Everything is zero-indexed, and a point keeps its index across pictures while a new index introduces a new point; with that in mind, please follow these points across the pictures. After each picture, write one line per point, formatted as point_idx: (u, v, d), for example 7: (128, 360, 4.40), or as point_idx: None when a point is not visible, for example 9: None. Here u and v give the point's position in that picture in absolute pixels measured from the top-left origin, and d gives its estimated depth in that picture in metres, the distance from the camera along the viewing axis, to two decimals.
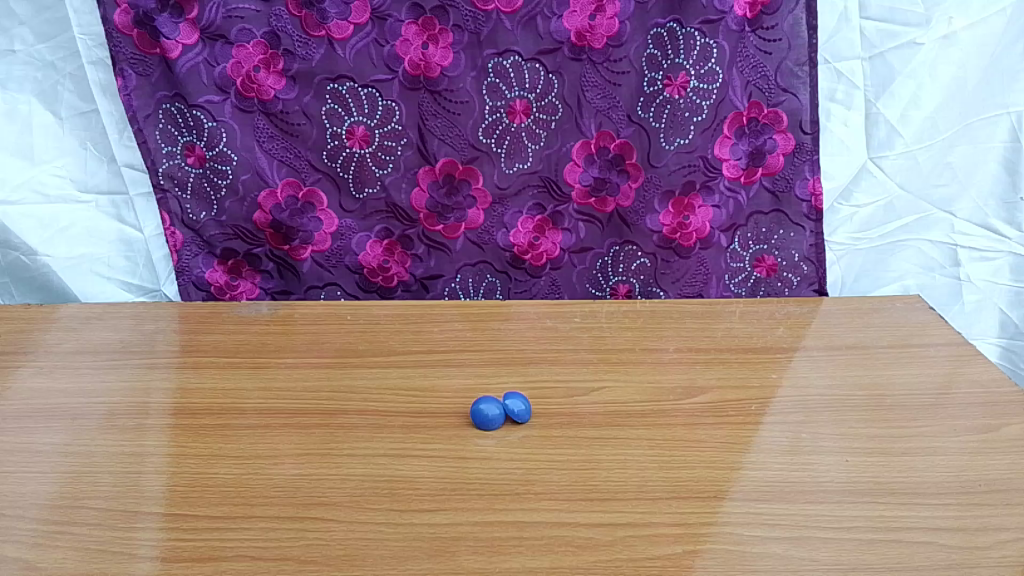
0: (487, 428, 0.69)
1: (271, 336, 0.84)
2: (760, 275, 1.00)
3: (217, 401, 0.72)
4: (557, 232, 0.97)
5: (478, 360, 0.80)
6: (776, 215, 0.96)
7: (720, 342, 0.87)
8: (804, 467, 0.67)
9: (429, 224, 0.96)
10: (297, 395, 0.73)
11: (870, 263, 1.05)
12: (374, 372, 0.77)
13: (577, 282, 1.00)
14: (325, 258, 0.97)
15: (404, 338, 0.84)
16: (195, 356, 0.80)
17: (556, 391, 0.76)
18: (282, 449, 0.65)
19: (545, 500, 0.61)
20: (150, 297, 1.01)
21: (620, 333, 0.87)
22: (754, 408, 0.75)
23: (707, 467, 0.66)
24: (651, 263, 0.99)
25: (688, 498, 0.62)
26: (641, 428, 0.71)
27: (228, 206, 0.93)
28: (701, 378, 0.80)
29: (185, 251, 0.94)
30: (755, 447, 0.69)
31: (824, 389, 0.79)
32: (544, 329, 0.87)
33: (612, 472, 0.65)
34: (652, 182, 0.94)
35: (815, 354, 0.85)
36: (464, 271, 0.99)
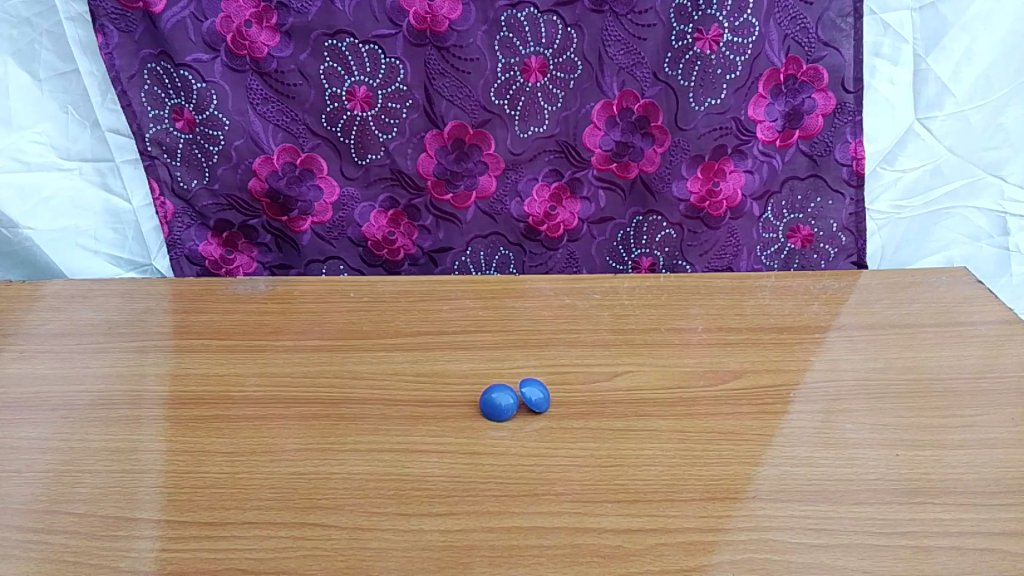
0: (499, 419, 0.63)
1: (269, 315, 0.78)
2: (794, 246, 0.93)
3: (208, 389, 0.67)
4: (576, 201, 0.90)
5: (491, 342, 0.74)
6: (814, 180, 0.89)
7: (752, 320, 0.80)
8: (849, 462, 0.61)
9: (437, 193, 0.89)
10: (296, 382, 0.67)
11: (912, 233, 0.97)
12: (378, 356, 0.71)
13: (596, 255, 0.94)
14: (327, 229, 0.90)
15: (411, 318, 0.78)
16: (187, 339, 0.74)
17: (577, 377, 0.70)
18: (280, 443, 0.60)
19: (567, 503, 0.55)
20: (141, 272, 0.95)
21: (643, 311, 0.81)
22: (791, 395, 0.69)
23: (742, 464, 0.60)
24: (677, 234, 0.92)
25: (722, 500, 0.56)
26: (669, 418, 0.65)
27: (221, 174, 0.86)
28: (732, 360, 0.73)
29: (176, 222, 0.88)
30: (795, 440, 0.63)
31: (866, 372, 0.73)
32: (562, 307, 0.81)
33: (639, 469, 0.59)
34: (680, 146, 0.87)
35: (854, 333, 0.79)
36: (475, 244, 0.93)
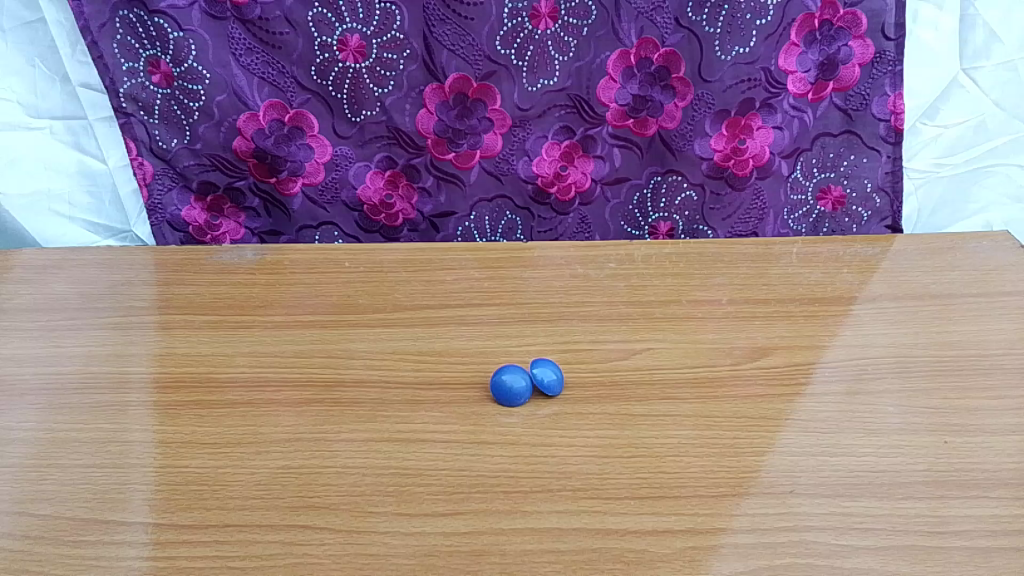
0: (511, 404, 0.58)
1: (257, 287, 0.72)
2: (824, 209, 0.87)
3: (191, 371, 0.61)
4: (589, 161, 0.84)
5: (499, 316, 0.68)
6: (847, 137, 0.82)
7: (780, 291, 0.74)
8: (892, 450, 0.56)
9: (439, 152, 0.82)
10: (286, 363, 0.62)
11: (951, 194, 0.90)
12: (375, 333, 0.65)
13: (610, 220, 0.87)
14: (319, 192, 0.83)
15: (412, 289, 0.72)
16: (170, 315, 0.68)
17: (592, 356, 0.64)
18: (268, 433, 0.54)
19: (585, 500, 0.50)
20: (120, 239, 0.88)
21: (662, 281, 0.75)
22: (827, 375, 0.63)
23: (776, 454, 0.55)
24: (698, 196, 0.86)
25: (755, 495, 0.51)
26: (693, 402, 0.59)
27: (202, 133, 0.79)
28: (760, 336, 0.67)
29: (156, 185, 0.81)
30: (834, 427, 0.57)
31: (907, 347, 0.67)
32: (574, 277, 0.75)
33: (663, 461, 0.53)
34: (703, 100, 0.80)
35: (891, 304, 0.73)
36: (479, 208, 0.86)
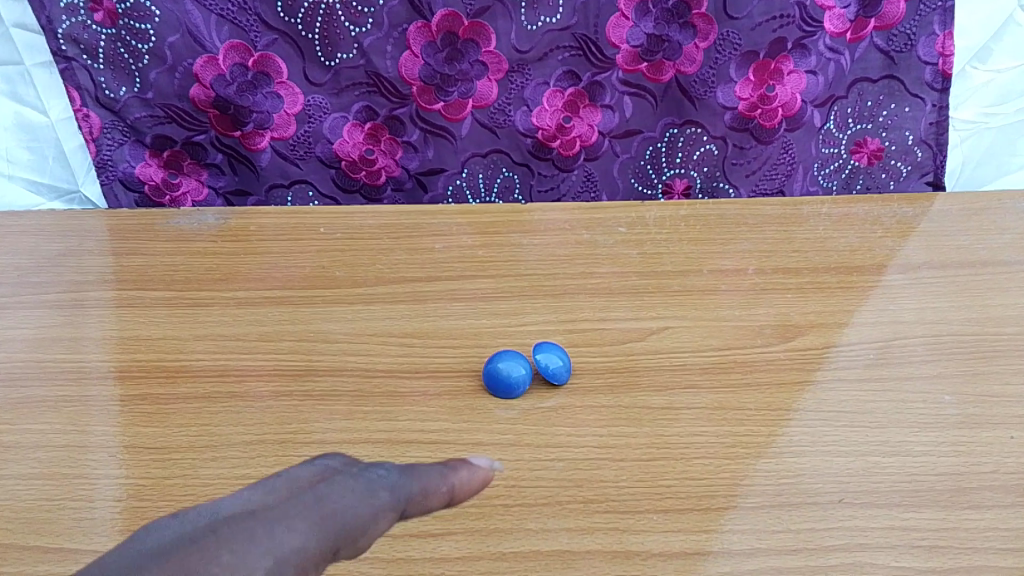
0: (509, 396, 0.50)
1: (220, 257, 0.63)
2: (859, 163, 0.79)
3: (139, 360, 0.53)
4: (596, 111, 0.74)
5: (495, 291, 0.60)
6: (888, 83, 0.74)
7: (812, 258, 0.66)
8: (953, 448, 0.48)
9: (426, 102, 0.73)
10: (249, 348, 0.53)
11: (998, 147, 0.81)
12: (353, 310, 0.57)
13: (619, 177, 0.78)
14: (290, 147, 0.74)
15: (396, 259, 0.63)
16: (119, 291, 0.60)
17: (602, 337, 0.56)
18: (226, 435, 0.46)
19: (599, 515, 0.42)
20: (67, 202, 0.78)
21: (678, 248, 0.66)
22: (870, 356, 0.55)
23: (820, 455, 0.47)
24: (719, 150, 0.77)
25: (798, 506, 0.43)
26: (720, 391, 0.51)
27: (154, 79, 0.69)
28: (792, 311, 0.59)
29: (105, 139, 0.72)
30: (882, 419, 0.50)
31: (959, 323, 0.59)
32: (579, 243, 0.66)
33: (688, 464, 0.46)
34: (729, 40, 0.71)
35: (937, 272, 0.64)
36: (472, 164, 0.77)
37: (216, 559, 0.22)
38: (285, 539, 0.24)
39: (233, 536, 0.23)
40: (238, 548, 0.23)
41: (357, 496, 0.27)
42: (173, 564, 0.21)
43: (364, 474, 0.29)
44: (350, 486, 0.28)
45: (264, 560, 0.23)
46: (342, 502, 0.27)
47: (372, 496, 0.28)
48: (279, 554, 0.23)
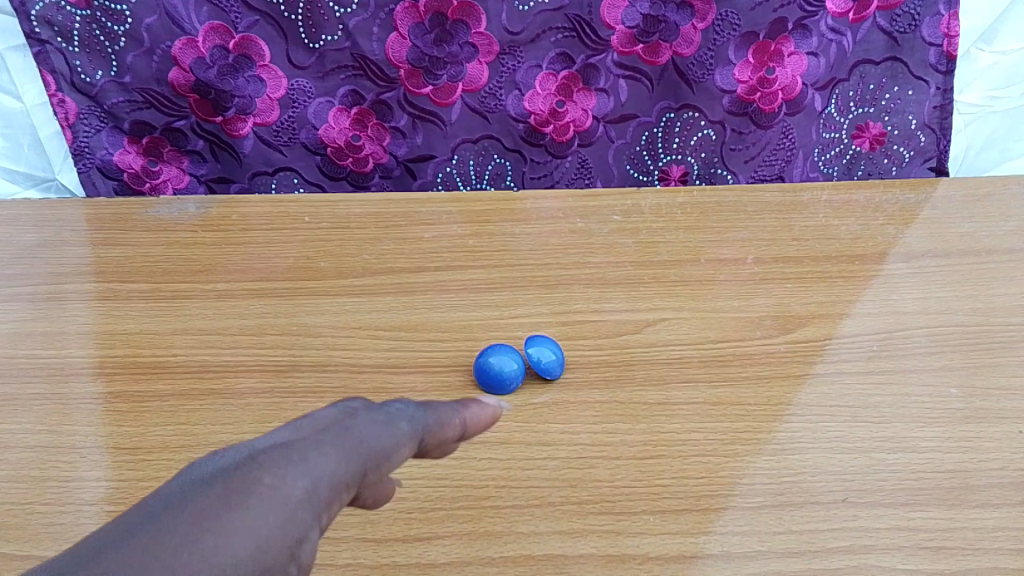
0: (500, 391, 0.48)
1: (200, 247, 0.61)
2: (860, 148, 0.77)
3: (115, 356, 0.51)
4: (589, 95, 0.72)
5: (486, 282, 0.58)
6: (891, 65, 0.72)
7: (813, 245, 0.64)
8: (961, 444, 0.46)
9: (414, 85, 0.71)
10: (229, 343, 0.51)
11: (1004, 131, 0.79)
12: (339, 303, 0.55)
13: (614, 164, 0.76)
14: (274, 133, 0.71)
15: (384, 249, 0.61)
16: (94, 283, 0.58)
17: (597, 330, 0.54)
18: (203, 434, 0.44)
19: (593, 517, 0.40)
20: (42, 189, 0.76)
21: (675, 236, 0.64)
22: (875, 348, 0.53)
23: (824, 452, 0.45)
24: (717, 135, 0.75)
25: (801, 506, 0.42)
26: (719, 386, 0.49)
27: (131, 63, 0.66)
28: (793, 302, 0.57)
29: (81, 125, 0.69)
30: (887, 414, 0.48)
31: (965, 313, 0.57)
32: (573, 232, 0.64)
33: (686, 462, 0.44)
34: (727, 21, 0.69)
35: (942, 260, 0.62)
36: (462, 150, 0.74)
37: (256, 481, 0.22)
38: (319, 461, 0.23)
39: (266, 462, 0.23)
40: (276, 470, 0.22)
41: (380, 425, 0.27)
42: (214, 491, 0.21)
43: (384, 406, 0.28)
44: (374, 416, 0.27)
45: (302, 479, 0.22)
46: (367, 430, 0.26)
47: (394, 427, 0.27)
48: (316, 475, 0.23)
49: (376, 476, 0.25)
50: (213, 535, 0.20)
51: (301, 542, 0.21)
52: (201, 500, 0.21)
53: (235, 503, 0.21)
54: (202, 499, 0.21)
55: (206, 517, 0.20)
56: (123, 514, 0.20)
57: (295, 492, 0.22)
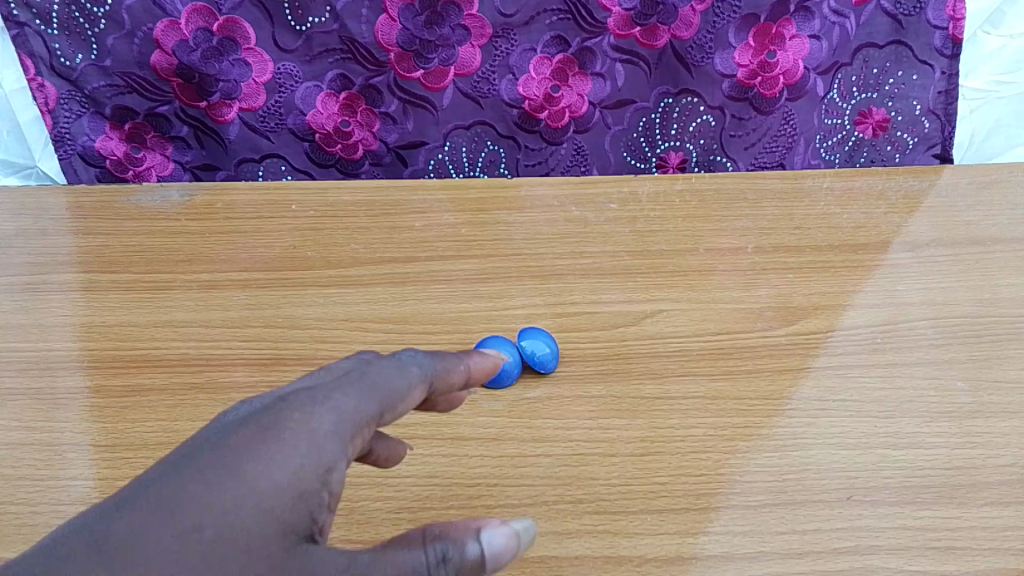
0: (493, 386, 0.46)
1: (183, 236, 0.59)
2: (863, 135, 0.75)
3: (94, 349, 0.49)
4: (585, 80, 0.71)
5: (479, 272, 0.56)
6: (896, 49, 0.71)
7: (815, 234, 0.62)
8: (968, 439, 0.45)
9: (404, 69, 0.69)
10: (212, 335, 0.50)
11: (1010, 117, 0.78)
12: (327, 293, 0.53)
13: (611, 150, 0.74)
14: (260, 119, 0.70)
15: (374, 238, 0.59)
16: (72, 273, 0.56)
17: (593, 322, 0.52)
18: (184, 431, 0.43)
19: (589, 517, 0.39)
20: (26, 177, 0.74)
21: (674, 224, 0.63)
22: (879, 340, 0.52)
23: (828, 448, 0.44)
24: (717, 121, 0.73)
25: (804, 505, 0.40)
26: (720, 379, 0.48)
27: (112, 46, 0.64)
28: (795, 293, 0.56)
29: (62, 111, 0.67)
30: (893, 408, 0.46)
31: (971, 304, 0.55)
32: (569, 220, 0.63)
33: (685, 459, 0.42)
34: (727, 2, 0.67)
35: (947, 250, 0.61)
36: (455, 137, 0.72)
37: (285, 421, 0.25)
38: (340, 401, 0.26)
39: (294, 403, 0.26)
40: (303, 411, 0.25)
41: (393, 369, 0.28)
42: (252, 427, 0.24)
43: (397, 354, 0.30)
44: (388, 362, 0.29)
45: (326, 417, 0.25)
46: (384, 372, 0.28)
47: (408, 369, 0.29)
48: (340, 411, 0.26)
49: (395, 413, 0.28)
50: (248, 469, 0.23)
51: (332, 469, 0.24)
52: (240, 436, 0.24)
53: (267, 439, 0.24)
54: (240, 435, 0.24)
55: (244, 452, 0.24)
56: (177, 449, 0.24)
57: (319, 428, 0.25)
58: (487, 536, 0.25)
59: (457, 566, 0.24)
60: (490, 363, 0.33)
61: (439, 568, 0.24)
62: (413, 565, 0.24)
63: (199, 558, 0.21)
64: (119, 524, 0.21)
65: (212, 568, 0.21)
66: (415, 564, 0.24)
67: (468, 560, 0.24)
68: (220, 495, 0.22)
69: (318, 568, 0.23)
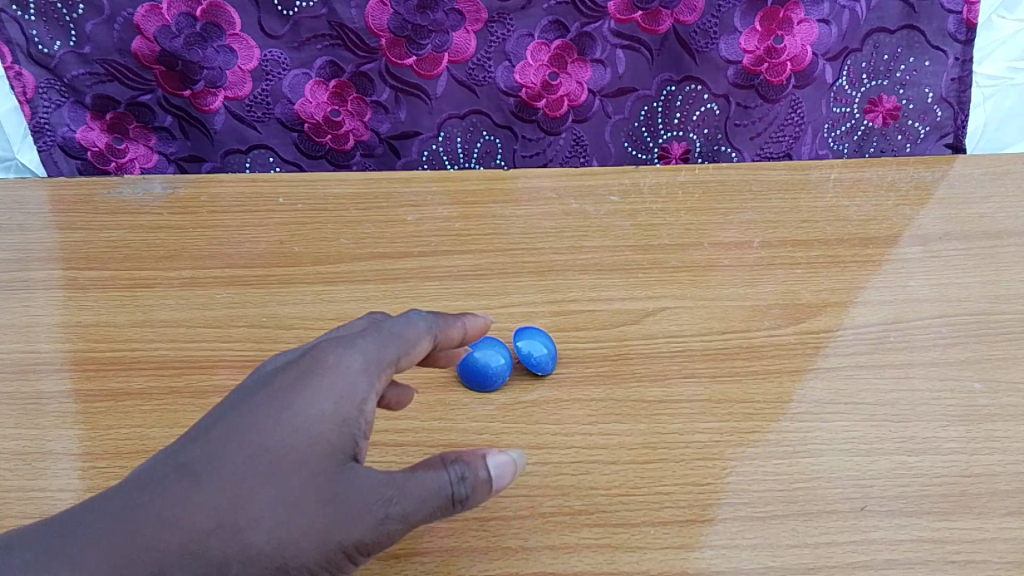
0: (487, 389, 0.44)
1: (166, 231, 0.57)
2: (873, 124, 0.73)
3: (69, 350, 0.47)
4: (584, 67, 0.68)
5: (473, 268, 0.54)
6: (908, 34, 0.68)
7: (823, 227, 0.60)
8: (987, 445, 0.43)
9: (396, 56, 0.66)
10: (194, 335, 0.47)
11: None
12: (314, 291, 0.51)
13: (611, 140, 0.72)
14: (246, 108, 0.67)
15: (364, 233, 0.57)
16: (49, 270, 0.53)
17: (593, 321, 0.50)
18: (162, 438, 0.41)
19: (588, 530, 0.37)
20: (7, 171, 0.70)
21: (676, 217, 0.60)
22: (892, 339, 0.49)
23: (841, 454, 0.41)
24: (721, 109, 0.71)
25: (814, 516, 0.38)
26: (725, 381, 0.46)
27: (91, 32, 0.62)
28: (802, 289, 0.54)
29: (40, 100, 0.65)
30: (908, 411, 0.44)
31: (987, 301, 0.53)
32: (567, 214, 0.60)
33: (690, 467, 0.40)
34: None
35: (961, 244, 0.59)
36: (449, 126, 0.70)
37: (321, 363, 0.30)
38: (364, 346, 0.31)
39: (325, 349, 0.31)
40: (335, 354, 0.30)
41: (404, 321, 0.33)
42: (295, 370, 0.29)
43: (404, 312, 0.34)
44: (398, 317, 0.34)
45: (354, 360, 0.30)
46: (397, 323, 0.33)
47: (415, 322, 0.33)
48: (365, 354, 0.30)
49: (410, 358, 0.32)
50: (297, 405, 0.28)
51: (364, 401, 0.29)
52: (285, 377, 0.29)
53: (308, 378, 0.29)
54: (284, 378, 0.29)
55: (289, 391, 0.29)
56: (233, 390, 0.30)
57: (351, 368, 0.30)
58: (493, 462, 0.31)
59: (473, 483, 0.30)
60: (482, 324, 0.37)
61: (458, 484, 0.30)
62: (437, 483, 0.29)
63: (265, 474, 0.27)
64: (198, 453, 0.27)
65: (280, 482, 0.27)
66: (438, 483, 0.29)
67: (480, 479, 0.30)
68: (276, 424, 0.28)
69: (360, 483, 0.28)
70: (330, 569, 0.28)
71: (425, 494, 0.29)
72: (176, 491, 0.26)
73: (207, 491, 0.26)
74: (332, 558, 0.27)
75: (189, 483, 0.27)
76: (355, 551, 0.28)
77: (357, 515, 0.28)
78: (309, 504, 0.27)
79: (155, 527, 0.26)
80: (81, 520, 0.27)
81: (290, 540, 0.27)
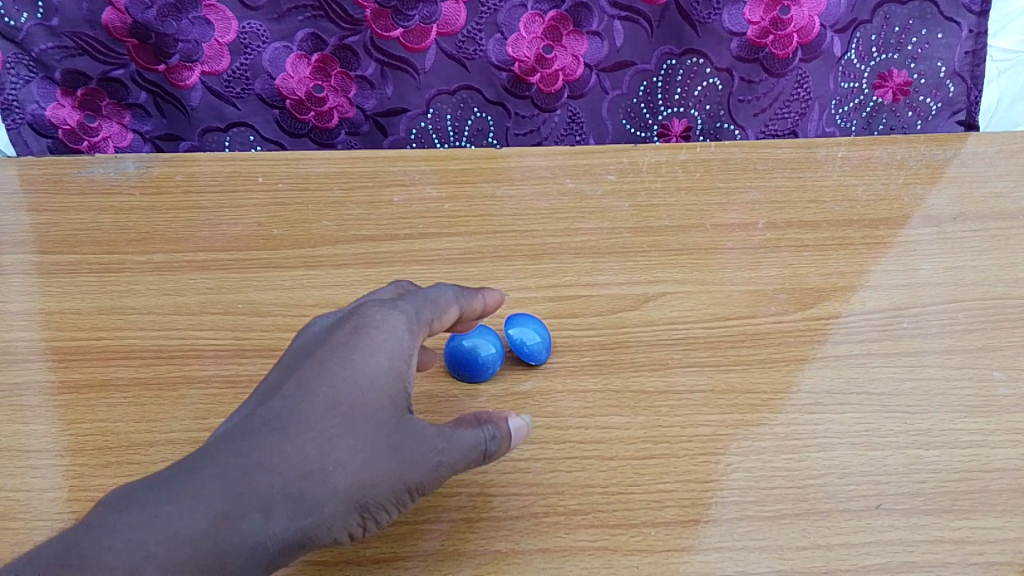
0: (476, 378, 0.42)
1: (139, 212, 0.54)
2: (882, 100, 0.70)
3: (30, 340, 0.44)
4: (580, 39, 0.65)
5: (464, 251, 0.51)
6: (920, 4, 0.65)
7: (831, 208, 0.57)
8: (1008, 437, 0.40)
9: (382, 28, 0.63)
10: (164, 323, 0.45)
11: None
12: (294, 276, 0.48)
13: (609, 117, 0.69)
14: (225, 84, 0.64)
15: (348, 214, 0.54)
16: (14, 253, 0.51)
17: (589, 307, 0.47)
18: (127, 433, 0.38)
19: (584, 531, 0.34)
20: None
21: (677, 198, 0.57)
22: (905, 325, 0.47)
23: (854, 449, 0.39)
24: (725, 84, 0.68)
25: (827, 516, 0.36)
26: (729, 370, 0.43)
27: (59, 2, 0.59)
28: (808, 272, 0.51)
29: (7, 76, 0.61)
30: (924, 401, 0.42)
31: (1004, 284, 0.50)
32: (562, 194, 0.57)
33: (693, 462, 0.38)
34: None
35: (976, 224, 0.56)
36: (438, 102, 0.67)
37: (371, 320, 0.32)
38: (405, 308, 0.33)
39: (370, 310, 0.32)
40: (381, 313, 0.32)
41: (434, 289, 0.35)
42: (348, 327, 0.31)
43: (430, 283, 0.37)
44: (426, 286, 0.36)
45: (398, 318, 0.32)
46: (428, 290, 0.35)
47: (444, 290, 0.36)
48: (407, 313, 0.33)
49: (442, 322, 0.34)
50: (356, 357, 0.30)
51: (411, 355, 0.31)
52: (341, 335, 0.31)
53: (363, 333, 0.31)
54: (339, 337, 0.31)
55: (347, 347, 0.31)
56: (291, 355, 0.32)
57: (398, 327, 0.32)
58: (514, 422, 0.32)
59: (502, 439, 0.32)
60: (500, 298, 0.39)
61: (491, 442, 0.32)
62: (473, 439, 0.31)
63: (338, 421, 0.29)
64: (275, 406, 0.29)
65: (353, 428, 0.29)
66: (475, 439, 0.31)
67: (509, 434, 0.32)
68: (341, 376, 0.30)
69: (416, 431, 0.30)
70: (397, 508, 0.30)
71: (466, 447, 0.31)
72: (263, 440, 0.28)
73: (290, 437, 0.28)
74: (399, 498, 0.29)
75: (273, 434, 0.28)
76: (416, 493, 0.30)
77: (417, 460, 0.30)
78: (380, 449, 0.29)
79: (248, 474, 0.27)
80: (179, 471, 0.28)
81: (368, 481, 0.29)
